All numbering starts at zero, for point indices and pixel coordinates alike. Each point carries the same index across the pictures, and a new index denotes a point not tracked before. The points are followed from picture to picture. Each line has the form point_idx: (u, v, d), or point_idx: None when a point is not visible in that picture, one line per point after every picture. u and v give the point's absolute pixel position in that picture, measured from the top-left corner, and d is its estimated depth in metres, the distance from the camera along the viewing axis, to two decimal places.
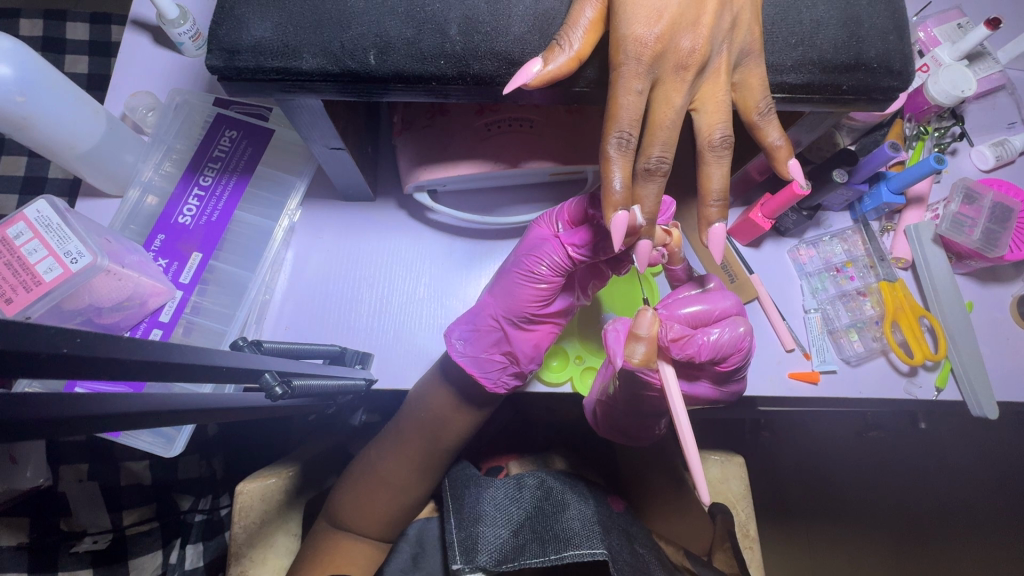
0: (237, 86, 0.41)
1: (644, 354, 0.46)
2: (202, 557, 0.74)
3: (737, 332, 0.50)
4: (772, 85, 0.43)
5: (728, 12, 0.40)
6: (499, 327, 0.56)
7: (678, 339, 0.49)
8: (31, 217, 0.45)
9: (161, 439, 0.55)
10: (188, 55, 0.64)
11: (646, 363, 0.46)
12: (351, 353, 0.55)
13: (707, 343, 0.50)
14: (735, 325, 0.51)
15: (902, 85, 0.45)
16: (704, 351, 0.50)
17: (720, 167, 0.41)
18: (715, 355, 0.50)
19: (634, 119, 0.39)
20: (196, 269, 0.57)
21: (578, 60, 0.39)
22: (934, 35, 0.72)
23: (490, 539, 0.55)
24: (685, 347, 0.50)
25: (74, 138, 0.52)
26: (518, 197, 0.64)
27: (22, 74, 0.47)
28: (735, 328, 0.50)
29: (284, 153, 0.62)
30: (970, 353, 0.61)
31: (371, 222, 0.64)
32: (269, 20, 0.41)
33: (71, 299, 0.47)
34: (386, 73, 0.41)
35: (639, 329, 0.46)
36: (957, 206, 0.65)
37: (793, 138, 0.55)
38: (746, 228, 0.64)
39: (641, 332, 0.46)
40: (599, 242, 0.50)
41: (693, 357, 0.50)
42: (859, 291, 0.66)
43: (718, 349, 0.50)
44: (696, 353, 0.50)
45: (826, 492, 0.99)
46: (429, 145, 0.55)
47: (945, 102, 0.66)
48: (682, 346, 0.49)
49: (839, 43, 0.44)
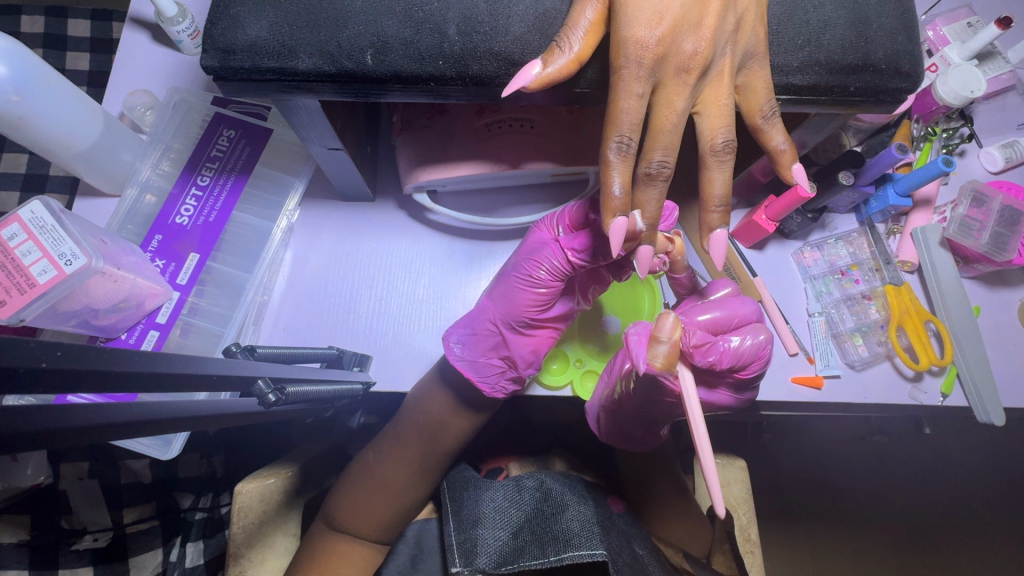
0: (233, 86, 0.41)
1: (666, 356, 0.45)
2: (202, 555, 0.76)
3: (759, 340, 0.50)
4: (777, 87, 0.43)
5: (732, 13, 0.40)
6: (498, 331, 0.56)
7: (700, 345, 0.50)
8: (26, 218, 0.44)
9: (158, 441, 0.54)
10: (187, 53, 0.64)
11: (669, 367, 0.45)
12: (349, 355, 0.54)
13: (728, 350, 0.50)
14: (756, 332, 0.50)
15: (911, 86, 0.44)
16: (725, 358, 0.50)
17: (723, 172, 0.40)
18: (736, 362, 0.50)
19: (635, 122, 0.38)
20: (194, 270, 0.57)
21: (578, 61, 0.38)
22: (943, 34, 0.71)
23: (488, 542, 0.55)
24: (706, 353, 0.50)
25: (72, 138, 0.52)
26: (520, 198, 0.64)
27: (17, 73, 0.46)
28: (757, 336, 0.50)
29: (282, 153, 0.62)
30: (977, 358, 0.60)
31: (371, 222, 0.63)
32: (265, 20, 0.40)
33: (66, 300, 0.46)
34: (384, 74, 0.40)
35: (661, 331, 0.45)
36: (966, 208, 0.64)
37: (798, 139, 0.54)
38: (751, 230, 0.63)
39: (662, 335, 0.45)
40: (598, 246, 0.49)
41: (714, 365, 0.50)
42: (865, 294, 0.65)
43: (739, 356, 0.50)
44: (717, 360, 0.50)
45: (826, 493, 0.99)
46: (428, 145, 0.55)
47: (954, 103, 0.65)
48: (703, 352, 0.50)
49: (847, 44, 0.43)
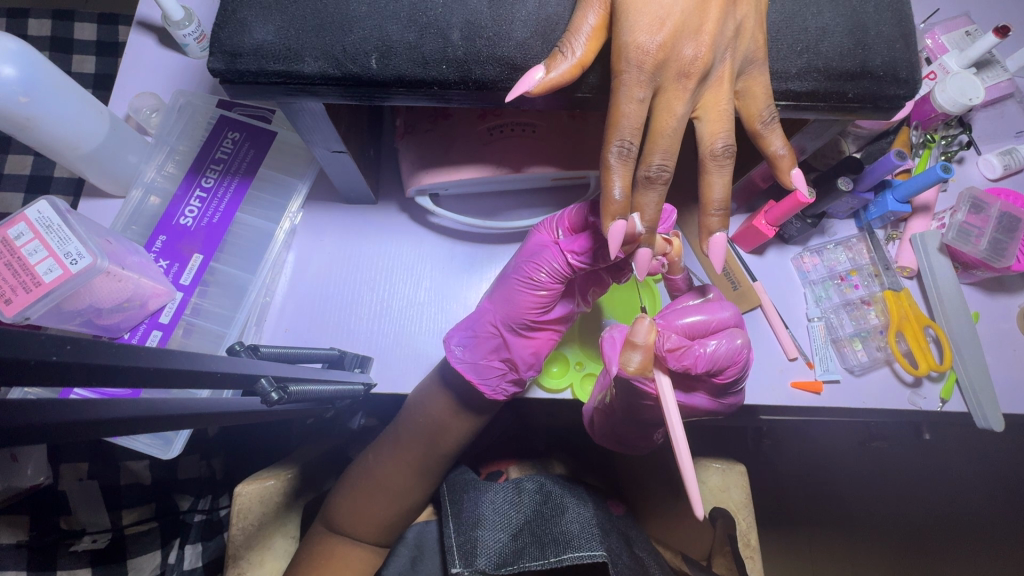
0: (239, 88, 0.41)
1: (641, 362, 0.45)
2: (201, 557, 0.74)
3: (735, 344, 0.50)
4: (776, 93, 0.43)
5: (732, 20, 0.40)
6: (499, 334, 0.56)
7: (675, 348, 0.50)
8: (32, 217, 0.44)
9: (159, 441, 0.55)
10: (193, 56, 0.65)
11: (642, 371, 0.45)
12: (350, 356, 0.55)
13: (704, 354, 0.50)
14: (733, 337, 0.50)
15: (908, 93, 0.45)
16: (700, 362, 0.50)
17: (722, 176, 0.40)
18: (711, 366, 0.50)
19: (636, 126, 0.38)
20: (197, 270, 0.57)
21: (581, 67, 0.39)
22: (942, 42, 0.72)
23: (488, 543, 0.55)
24: (681, 358, 0.50)
25: (80, 139, 0.52)
26: (522, 201, 0.64)
27: (25, 74, 0.46)
28: (732, 340, 0.50)
29: (287, 156, 0.62)
30: (976, 364, 0.60)
31: (373, 225, 0.64)
32: (272, 23, 0.40)
33: (71, 299, 0.47)
34: (389, 78, 0.40)
35: (636, 336, 0.45)
36: (964, 215, 0.65)
37: (797, 144, 0.54)
38: (750, 235, 0.63)
39: (638, 340, 0.45)
40: (598, 248, 0.50)
41: (689, 369, 0.50)
42: (864, 299, 0.65)
43: (714, 361, 0.50)
44: (692, 363, 0.50)
45: (828, 501, 0.98)
46: (431, 149, 0.55)
47: (952, 110, 0.65)
48: (678, 356, 0.50)
49: (845, 51, 0.43)
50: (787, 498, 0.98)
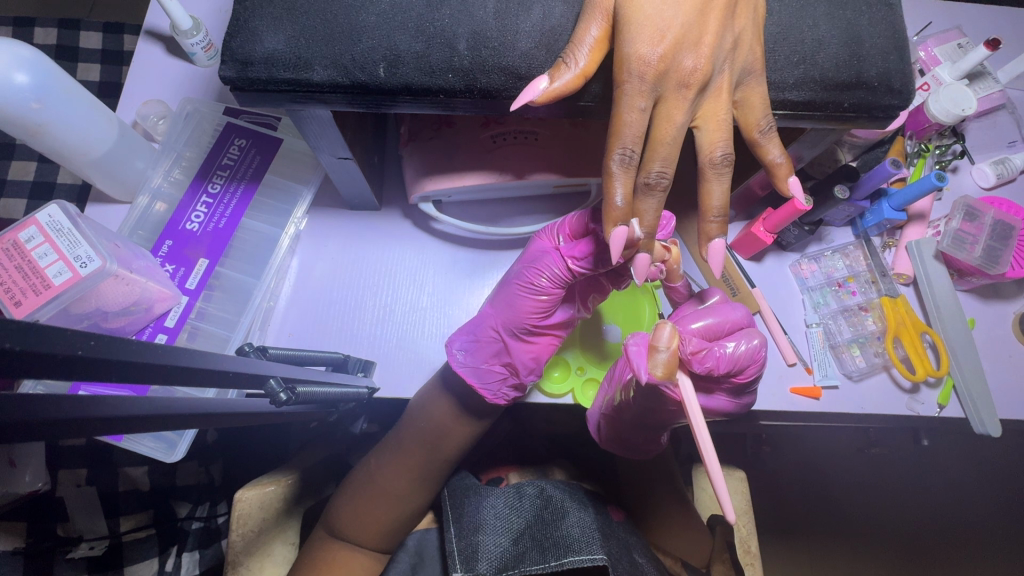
0: (249, 96, 0.42)
1: (665, 364, 0.45)
2: (198, 565, 0.74)
3: (752, 344, 0.51)
4: (774, 103, 0.44)
5: (730, 33, 0.41)
6: (499, 338, 0.57)
7: (697, 352, 0.51)
8: (43, 221, 0.46)
9: (163, 444, 0.55)
10: (199, 65, 0.65)
11: (669, 375, 0.45)
12: (353, 360, 0.56)
13: (724, 355, 0.50)
14: (750, 337, 0.51)
15: (902, 103, 0.46)
16: (721, 363, 0.50)
17: (721, 184, 0.41)
18: (732, 368, 0.51)
19: (637, 135, 0.39)
20: (203, 275, 0.58)
21: (584, 77, 0.40)
22: (935, 54, 0.73)
23: (489, 548, 0.56)
24: (703, 360, 0.51)
25: (88, 145, 0.53)
26: (523, 208, 0.65)
27: (38, 81, 0.47)
28: (750, 340, 0.51)
29: (292, 163, 0.63)
30: (971, 370, 0.61)
31: (377, 231, 0.64)
32: (282, 33, 0.41)
33: (79, 303, 0.47)
34: (396, 87, 0.42)
35: (659, 342, 0.46)
36: (958, 223, 0.66)
37: (794, 153, 0.55)
38: (749, 241, 0.64)
39: (661, 344, 0.46)
40: (598, 253, 0.51)
41: (712, 370, 0.51)
42: (861, 306, 0.66)
43: (735, 361, 0.51)
44: (714, 365, 0.51)
45: (828, 508, 0.98)
46: (435, 156, 0.56)
47: (945, 120, 0.66)
48: (700, 359, 0.51)
49: (840, 62, 0.44)
50: (787, 506, 0.98)
